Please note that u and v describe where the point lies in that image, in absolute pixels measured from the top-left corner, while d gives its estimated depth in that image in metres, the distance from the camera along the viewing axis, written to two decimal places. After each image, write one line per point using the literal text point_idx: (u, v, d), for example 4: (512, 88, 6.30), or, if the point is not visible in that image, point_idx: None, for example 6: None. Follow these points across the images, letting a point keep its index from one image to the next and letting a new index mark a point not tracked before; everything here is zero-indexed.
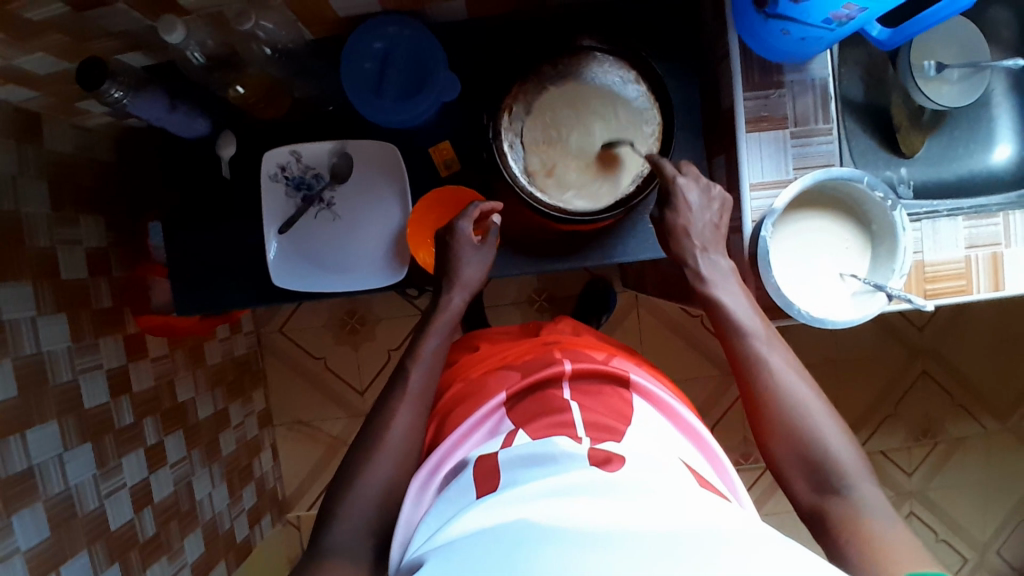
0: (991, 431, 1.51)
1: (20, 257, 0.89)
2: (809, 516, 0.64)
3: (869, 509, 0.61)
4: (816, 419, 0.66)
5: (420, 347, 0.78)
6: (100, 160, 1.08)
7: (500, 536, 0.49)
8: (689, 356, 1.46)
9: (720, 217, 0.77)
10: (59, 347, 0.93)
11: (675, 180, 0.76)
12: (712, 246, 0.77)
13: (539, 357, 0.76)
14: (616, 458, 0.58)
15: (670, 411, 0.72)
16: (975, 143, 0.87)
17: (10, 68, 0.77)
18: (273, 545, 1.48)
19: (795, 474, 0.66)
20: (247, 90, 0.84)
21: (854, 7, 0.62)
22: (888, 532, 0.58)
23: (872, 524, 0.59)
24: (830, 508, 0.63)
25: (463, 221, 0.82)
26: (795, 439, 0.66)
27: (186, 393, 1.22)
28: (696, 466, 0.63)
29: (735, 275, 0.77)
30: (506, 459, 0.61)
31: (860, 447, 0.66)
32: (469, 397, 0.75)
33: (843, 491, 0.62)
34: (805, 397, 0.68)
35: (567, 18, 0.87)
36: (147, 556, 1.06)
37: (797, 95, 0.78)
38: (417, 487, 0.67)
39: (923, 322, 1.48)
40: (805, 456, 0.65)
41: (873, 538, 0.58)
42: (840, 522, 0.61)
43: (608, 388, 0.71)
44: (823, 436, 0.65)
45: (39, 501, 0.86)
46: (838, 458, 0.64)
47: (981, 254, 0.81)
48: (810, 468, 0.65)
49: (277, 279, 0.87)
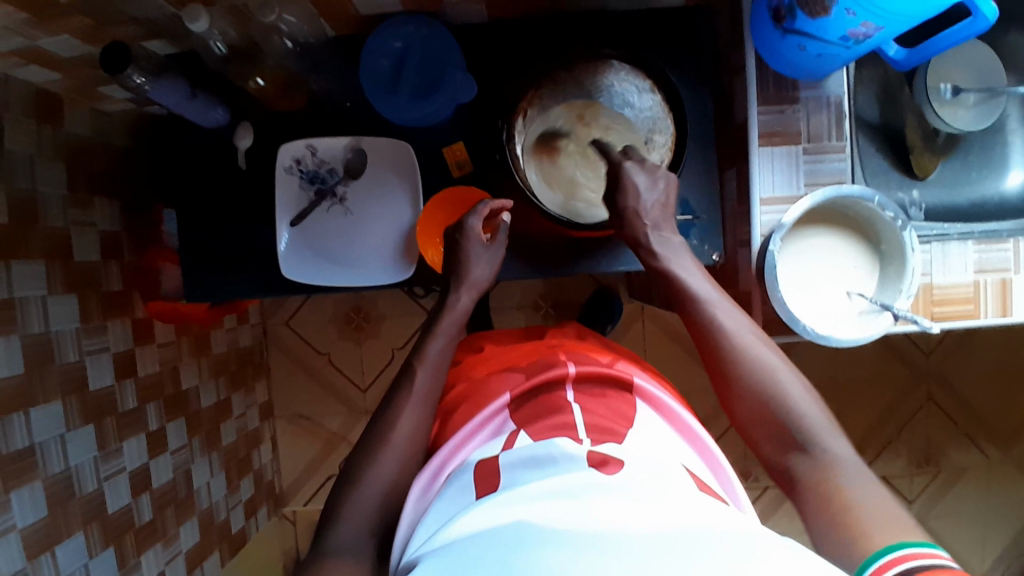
0: (994, 461, 1.50)
1: (34, 237, 0.90)
2: (778, 475, 0.66)
3: (836, 464, 0.62)
4: (775, 378, 0.68)
5: (425, 349, 0.78)
6: (118, 145, 1.09)
7: (498, 537, 0.49)
8: (692, 369, 1.45)
9: (666, 195, 0.78)
10: (67, 328, 0.94)
11: (624, 165, 0.77)
12: (664, 224, 0.78)
13: (542, 359, 0.76)
14: (613, 460, 0.58)
15: (671, 416, 0.72)
16: (989, 168, 0.87)
17: (36, 49, 0.78)
18: (267, 538, 1.48)
19: (761, 432, 0.67)
20: (266, 82, 0.86)
21: (871, 25, 0.63)
22: (854, 482, 0.60)
23: (839, 478, 0.61)
24: (794, 465, 0.64)
25: (471, 217, 0.82)
26: (757, 398, 0.68)
27: (189, 380, 1.23)
28: (697, 471, 0.63)
29: (687, 249, 0.79)
30: (508, 461, 0.61)
31: (821, 400, 0.68)
32: (472, 397, 0.75)
33: (808, 447, 0.64)
34: (765, 355, 0.69)
35: (586, 26, 0.88)
36: (142, 541, 1.06)
37: (811, 112, 0.78)
38: (418, 487, 0.67)
39: (930, 347, 1.47)
40: (767, 416, 0.67)
41: (837, 493, 0.59)
42: (804, 476, 0.63)
43: (611, 392, 0.71)
44: (784, 395, 0.67)
45: (39, 479, 0.87)
46: (801, 415, 0.65)
47: (989, 279, 0.80)
48: (774, 427, 0.66)
49: (287, 271, 0.88)
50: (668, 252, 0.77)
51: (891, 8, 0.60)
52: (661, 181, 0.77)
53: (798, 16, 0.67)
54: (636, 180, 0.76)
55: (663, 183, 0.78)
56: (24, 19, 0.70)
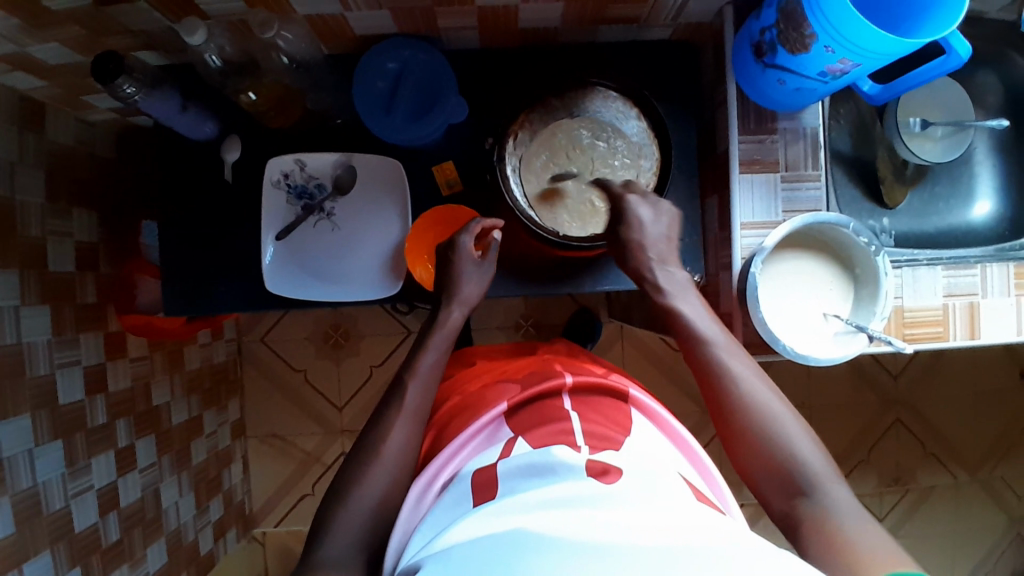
0: (960, 482, 1.55)
1: (10, 245, 0.88)
2: (781, 521, 0.65)
3: (838, 510, 0.62)
4: (776, 418, 0.69)
5: (417, 363, 0.78)
6: (99, 155, 1.08)
7: (501, 544, 0.49)
8: (669, 390, 1.48)
9: (670, 229, 0.82)
10: (39, 339, 0.92)
11: (627, 198, 0.81)
12: (668, 258, 0.81)
13: (538, 371, 0.77)
14: (613, 469, 0.58)
15: (665, 425, 0.73)
16: (955, 198, 0.92)
17: (23, 56, 0.78)
18: (237, 561, 1.44)
19: (766, 479, 0.67)
20: (260, 97, 0.84)
21: (849, 62, 0.66)
22: (859, 531, 0.59)
23: (840, 525, 0.60)
24: (798, 510, 0.64)
25: (464, 235, 0.84)
26: (759, 441, 0.68)
27: (161, 397, 1.21)
28: (693, 481, 0.65)
29: (691, 286, 0.81)
30: (506, 469, 0.62)
31: (824, 449, 0.68)
32: (470, 408, 0.75)
33: (812, 494, 0.64)
34: (769, 401, 0.70)
35: (574, 54, 0.91)
36: (109, 562, 1.03)
37: (789, 143, 0.82)
38: (412, 496, 0.67)
39: (898, 371, 1.51)
40: (773, 463, 0.66)
41: (842, 538, 0.59)
42: (809, 522, 0.62)
43: (608, 402, 0.72)
44: (789, 440, 0.67)
45: (5, 496, 0.84)
46: (808, 463, 0.65)
47: (958, 303, 0.84)
48: (777, 471, 0.66)
49: (270, 285, 0.88)
50: (669, 283, 0.80)
51: (868, 47, 0.63)
52: (664, 214, 0.82)
53: (779, 52, 0.70)
54: (640, 214, 0.80)
55: (666, 215, 0.82)
56: (14, 25, 0.70)
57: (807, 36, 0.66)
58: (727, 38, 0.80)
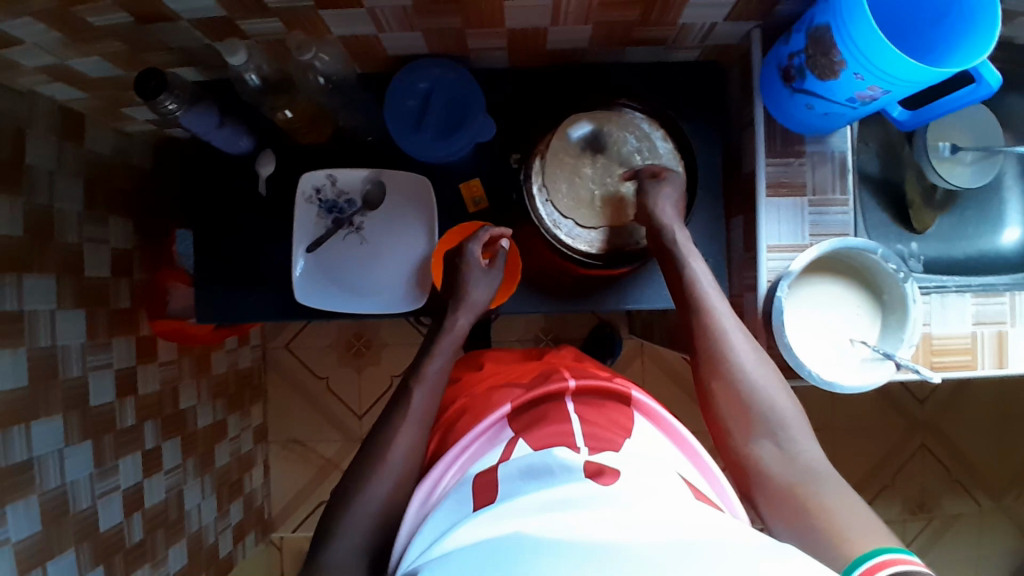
0: (987, 511, 1.51)
1: (49, 250, 0.91)
2: (745, 469, 0.68)
3: (806, 466, 0.65)
4: (753, 369, 0.71)
5: (423, 369, 0.78)
6: (136, 164, 1.12)
7: (500, 547, 0.49)
8: (689, 408, 1.47)
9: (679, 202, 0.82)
10: (73, 343, 0.94)
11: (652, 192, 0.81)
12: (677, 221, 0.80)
13: (542, 375, 0.78)
14: (608, 470, 0.58)
15: (666, 426, 0.73)
16: (984, 225, 0.90)
17: (66, 68, 0.81)
18: (255, 564, 1.46)
19: (736, 425, 0.70)
20: (295, 114, 0.86)
21: (879, 89, 0.66)
22: (826, 489, 0.62)
23: (811, 483, 0.63)
24: (765, 457, 0.67)
25: (472, 243, 0.84)
26: (737, 388, 0.70)
27: (188, 400, 1.23)
28: (694, 482, 0.64)
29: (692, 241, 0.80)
30: (506, 471, 0.62)
31: (794, 399, 0.71)
32: (473, 409, 0.76)
33: (784, 446, 0.67)
34: (748, 351, 0.72)
35: (602, 75, 0.92)
36: (131, 562, 1.05)
37: (816, 165, 0.81)
38: (418, 497, 0.67)
39: (924, 396, 1.49)
40: (747, 410, 0.69)
41: (811, 498, 0.62)
42: (777, 473, 0.66)
43: (609, 404, 0.72)
44: (763, 390, 0.70)
45: (35, 494, 0.86)
46: (780, 413, 0.68)
47: (986, 331, 0.83)
48: (749, 418, 0.69)
49: (304, 298, 0.90)
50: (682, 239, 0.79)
51: (898, 75, 0.63)
52: (675, 188, 0.82)
53: (808, 77, 0.70)
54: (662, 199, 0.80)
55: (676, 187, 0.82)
56: (58, 39, 0.73)
57: (836, 63, 0.66)
58: (755, 63, 0.80)
